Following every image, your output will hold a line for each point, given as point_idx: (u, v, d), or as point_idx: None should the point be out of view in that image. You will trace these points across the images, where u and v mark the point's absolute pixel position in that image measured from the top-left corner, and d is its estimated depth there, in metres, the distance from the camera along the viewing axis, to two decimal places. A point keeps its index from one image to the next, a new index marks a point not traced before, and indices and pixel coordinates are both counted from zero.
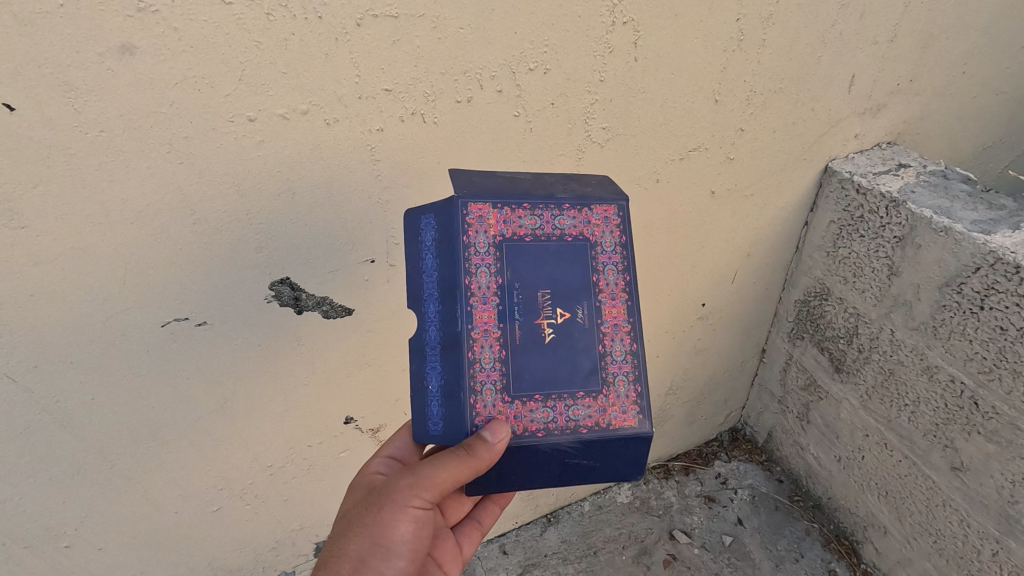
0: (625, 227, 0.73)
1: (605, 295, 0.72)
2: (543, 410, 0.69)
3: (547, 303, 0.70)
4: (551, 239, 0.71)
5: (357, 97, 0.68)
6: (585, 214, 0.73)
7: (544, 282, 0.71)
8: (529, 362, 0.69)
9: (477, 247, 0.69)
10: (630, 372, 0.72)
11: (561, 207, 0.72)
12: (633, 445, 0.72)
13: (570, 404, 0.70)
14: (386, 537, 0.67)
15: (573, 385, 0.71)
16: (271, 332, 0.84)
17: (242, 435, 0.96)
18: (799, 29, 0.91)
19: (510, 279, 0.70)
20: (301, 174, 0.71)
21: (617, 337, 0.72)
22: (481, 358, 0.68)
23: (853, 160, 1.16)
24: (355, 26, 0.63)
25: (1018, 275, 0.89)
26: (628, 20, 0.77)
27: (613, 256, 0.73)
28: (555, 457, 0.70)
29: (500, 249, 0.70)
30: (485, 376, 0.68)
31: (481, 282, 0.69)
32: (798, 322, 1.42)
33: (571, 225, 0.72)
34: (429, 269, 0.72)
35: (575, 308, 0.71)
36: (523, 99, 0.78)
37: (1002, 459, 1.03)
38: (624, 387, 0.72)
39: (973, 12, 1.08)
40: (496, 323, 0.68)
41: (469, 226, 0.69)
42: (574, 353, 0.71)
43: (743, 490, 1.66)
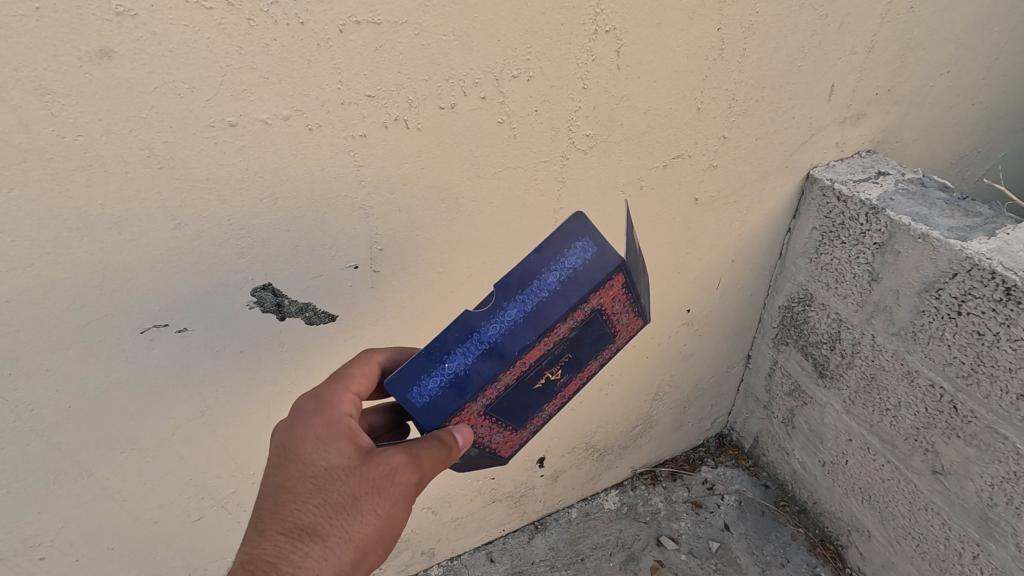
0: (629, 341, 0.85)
1: (580, 376, 0.85)
2: (484, 426, 0.79)
3: (560, 361, 0.78)
4: (608, 326, 0.78)
5: (340, 103, 0.68)
6: (634, 323, 0.81)
7: (575, 347, 0.78)
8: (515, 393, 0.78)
9: (581, 309, 0.73)
10: (537, 427, 0.88)
11: (635, 310, 0.79)
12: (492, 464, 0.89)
13: (497, 431, 0.82)
14: (386, 532, 0.68)
15: (511, 420, 0.82)
16: (254, 339, 0.84)
17: (223, 443, 0.94)
18: (779, 39, 0.93)
19: (569, 335, 0.75)
20: (284, 180, 0.70)
21: (552, 402, 0.86)
22: (500, 379, 0.74)
23: (834, 168, 1.18)
24: (337, 32, 0.63)
25: (994, 281, 0.91)
26: (611, 28, 0.78)
27: (611, 354, 0.85)
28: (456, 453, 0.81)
29: (587, 315, 0.74)
30: (489, 391, 0.74)
31: (558, 331, 0.73)
32: (782, 328, 1.43)
33: (623, 324, 0.80)
34: (542, 283, 0.69)
35: (565, 373, 0.81)
36: (507, 105, 0.78)
37: (981, 463, 1.04)
38: (525, 434, 0.88)
39: (949, 24, 1.10)
40: (530, 359, 0.74)
41: (597, 291, 0.72)
42: (532, 398, 0.81)
43: (730, 496, 1.67)
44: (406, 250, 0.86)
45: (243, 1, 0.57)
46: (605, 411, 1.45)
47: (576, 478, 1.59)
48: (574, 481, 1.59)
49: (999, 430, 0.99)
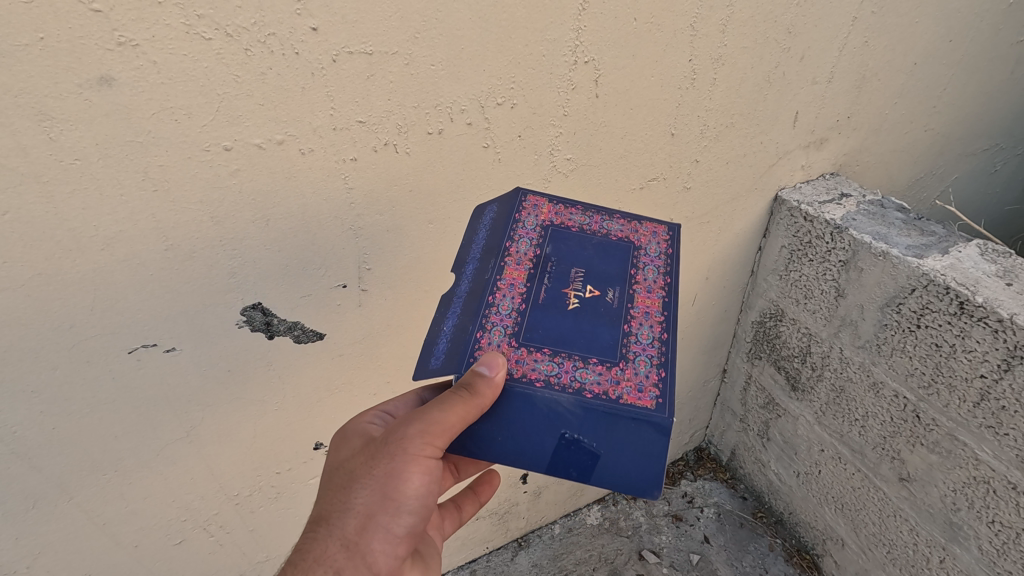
0: (669, 239, 0.82)
1: (640, 287, 0.77)
2: (548, 362, 0.69)
3: (577, 279, 0.76)
4: (596, 234, 0.82)
5: (332, 128, 0.70)
6: (633, 225, 0.84)
7: (579, 264, 0.78)
8: (546, 322, 0.72)
9: (526, 225, 0.81)
10: (653, 354, 0.71)
11: (611, 216, 0.84)
12: (641, 428, 0.67)
13: (579, 366, 0.69)
14: (398, 491, 0.63)
15: (588, 350, 0.70)
16: (241, 358, 0.84)
17: (208, 463, 0.94)
18: (746, 69, 0.99)
19: (549, 253, 0.78)
20: (276, 203, 0.72)
21: (643, 322, 0.73)
22: (499, 304, 0.72)
23: (800, 190, 1.25)
24: (331, 62, 0.66)
25: (948, 296, 0.97)
26: (589, 60, 0.83)
27: (656, 260, 0.80)
28: (552, 421, 0.67)
29: (545, 231, 0.80)
30: (498, 319, 0.71)
31: (520, 250, 0.78)
32: (756, 343, 1.48)
33: (617, 228, 0.83)
34: (480, 240, 0.83)
35: (605, 289, 0.76)
36: (491, 131, 0.82)
37: (944, 469, 1.10)
38: (644, 367, 0.70)
39: (901, 56, 1.18)
40: (522, 281, 0.75)
41: (524, 211, 0.83)
42: (597, 325, 0.72)
43: (709, 508, 1.70)
44: (395, 269, 0.88)
45: (241, 32, 0.60)
46: None
47: (559, 494, 1.61)
48: (557, 497, 1.61)
49: (959, 437, 1.04)
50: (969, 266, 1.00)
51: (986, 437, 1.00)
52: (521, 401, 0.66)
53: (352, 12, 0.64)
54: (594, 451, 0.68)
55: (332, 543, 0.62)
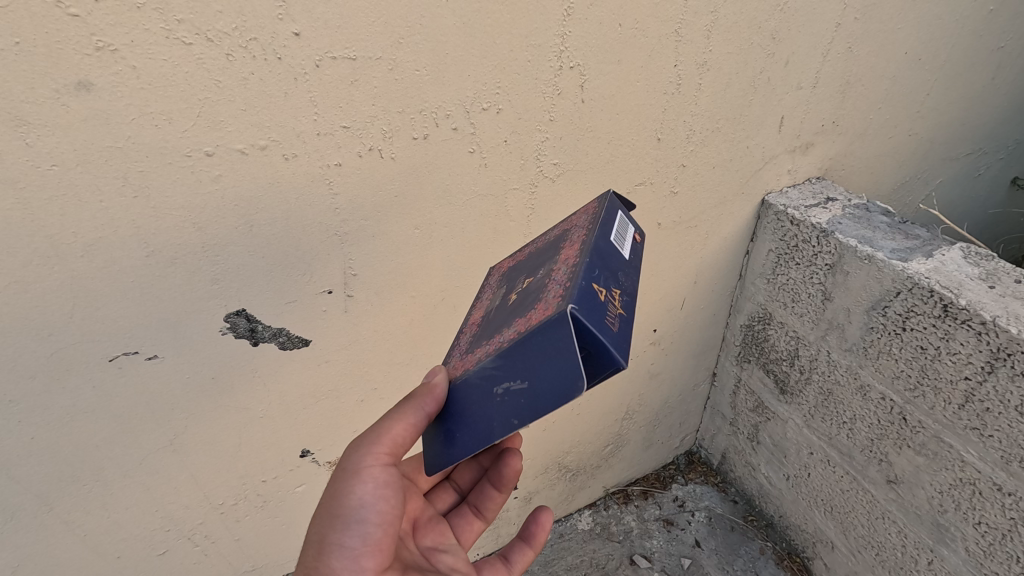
0: (602, 201, 0.72)
1: (568, 247, 0.67)
2: (483, 349, 0.64)
3: (519, 284, 0.71)
4: (545, 242, 0.76)
5: (316, 133, 0.70)
6: (571, 219, 0.76)
7: (525, 272, 0.73)
8: (490, 328, 0.67)
9: (492, 281, 0.82)
10: (564, 282, 0.59)
11: (554, 226, 0.78)
12: (552, 339, 0.54)
13: (503, 333, 0.61)
14: (342, 505, 0.68)
15: (510, 317, 0.62)
16: (225, 366, 0.83)
17: (192, 472, 0.93)
18: (731, 75, 0.99)
19: (504, 283, 0.77)
20: (260, 209, 0.72)
21: (563, 267, 0.62)
22: (462, 344, 0.73)
23: (787, 194, 1.26)
24: (314, 67, 0.65)
25: (933, 299, 0.98)
26: (574, 65, 0.83)
27: (585, 224, 0.70)
28: (485, 386, 0.60)
29: (504, 272, 0.80)
30: (460, 351, 0.71)
31: (484, 298, 0.79)
32: (744, 346, 1.49)
33: (558, 231, 0.76)
34: None
35: (538, 272, 0.68)
36: (477, 136, 0.82)
37: (931, 471, 1.10)
38: (552, 294, 0.58)
39: (885, 62, 1.20)
40: (479, 317, 0.74)
41: (492, 274, 0.83)
42: (525, 297, 0.65)
43: (700, 512, 1.70)
44: (381, 275, 0.88)
45: (222, 37, 0.59)
46: (578, 430, 1.47)
47: (550, 500, 1.60)
48: (548, 502, 1.60)
49: (945, 439, 1.05)
50: (953, 269, 1.01)
51: (972, 439, 1.01)
52: (464, 393, 0.63)
53: (336, 17, 0.64)
54: (522, 387, 0.57)
55: (301, 574, 0.67)
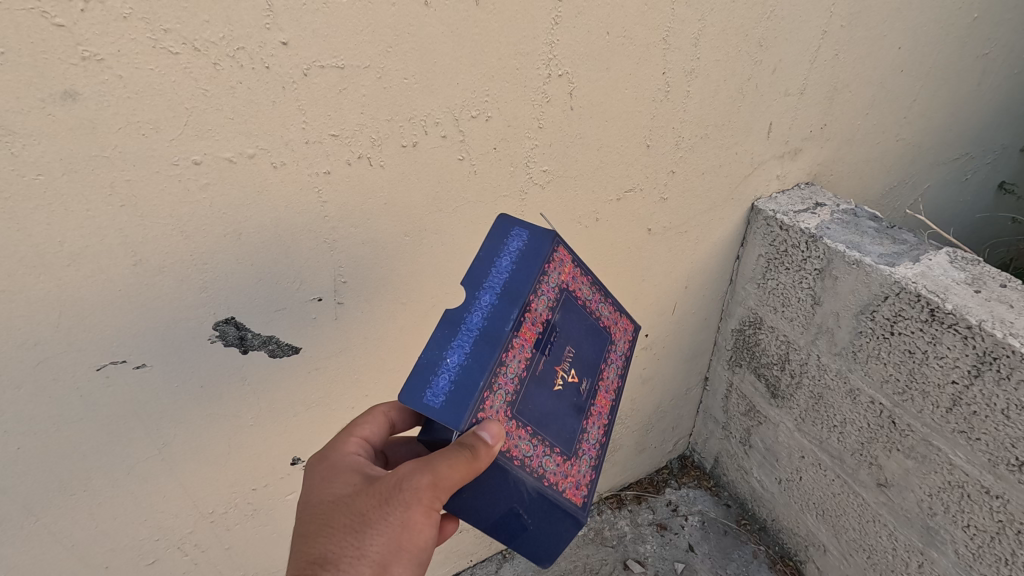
0: (632, 343, 0.87)
1: (603, 384, 0.80)
2: (527, 443, 0.68)
3: (568, 359, 0.75)
4: (593, 313, 0.80)
5: (304, 141, 0.70)
6: (615, 315, 0.85)
7: (573, 340, 0.76)
8: (535, 395, 0.70)
9: (551, 280, 0.73)
10: (592, 458, 0.77)
11: (603, 298, 0.83)
12: (567, 524, 0.73)
13: (546, 454, 0.70)
14: (411, 539, 0.63)
15: (552, 437, 0.71)
16: (215, 373, 0.83)
17: (181, 481, 0.92)
18: (719, 82, 1.00)
19: (557, 318, 0.73)
20: (248, 217, 0.72)
21: (595, 423, 0.78)
22: (509, 364, 0.66)
23: (776, 199, 1.26)
24: (301, 76, 0.66)
25: (919, 303, 0.99)
26: (563, 73, 0.83)
27: (618, 360, 0.84)
28: (514, 495, 0.69)
29: (562, 292, 0.75)
30: (505, 382, 0.65)
31: (541, 306, 0.71)
32: (736, 350, 1.50)
33: (606, 315, 0.83)
34: (502, 267, 0.71)
35: (583, 377, 0.77)
36: (466, 144, 0.82)
37: (920, 474, 1.11)
38: (584, 467, 0.75)
39: (871, 69, 1.21)
40: (533, 344, 0.69)
41: (550, 268, 0.73)
42: (567, 411, 0.74)
43: (694, 516, 1.70)
44: (371, 282, 0.88)
45: (209, 47, 0.59)
46: None
47: None
48: None
49: (933, 442, 1.06)
50: (939, 273, 1.02)
51: (959, 442, 1.01)
52: (496, 475, 0.66)
53: (324, 27, 0.64)
54: (526, 525, 0.72)
55: None
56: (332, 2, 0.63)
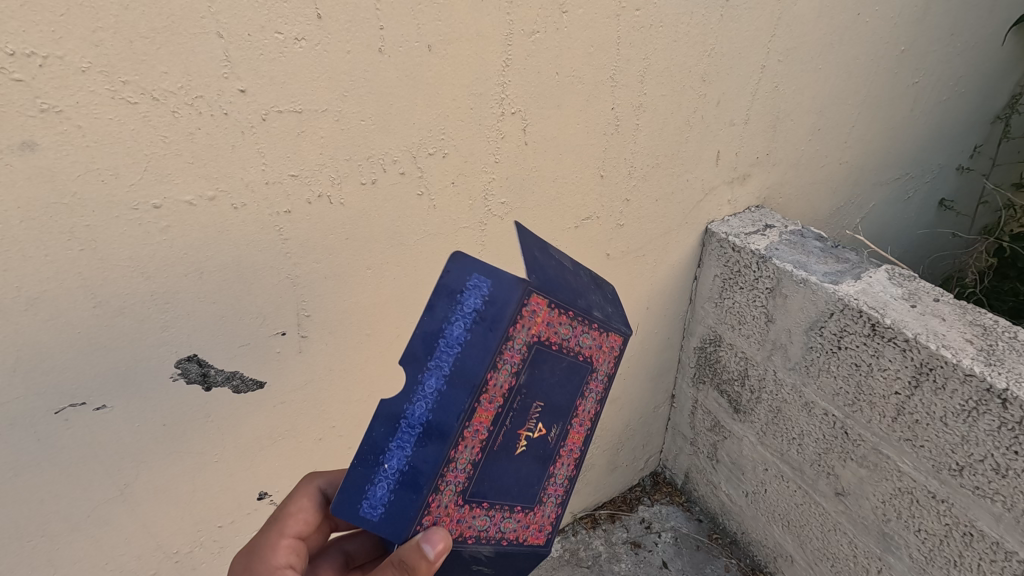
0: (620, 359, 0.77)
1: (577, 420, 0.77)
2: (482, 518, 0.71)
3: (535, 416, 0.71)
4: (568, 354, 0.71)
5: (264, 182, 0.73)
6: (601, 338, 0.74)
7: (540, 395, 0.70)
8: (494, 470, 0.69)
9: (513, 344, 0.65)
10: (559, 494, 0.79)
11: (589, 326, 0.72)
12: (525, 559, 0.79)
13: (505, 517, 0.74)
14: None
15: (516, 499, 0.74)
16: (178, 411, 0.83)
17: (144, 522, 0.91)
18: (666, 114, 1.06)
19: (525, 382, 0.67)
20: (209, 256, 0.74)
21: (564, 461, 0.78)
22: (458, 460, 0.65)
23: (728, 222, 1.33)
24: (260, 120, 0.68)
25: (862, 319, 1.05)
26: (516, 111, 0.88)
27: (597, 386, 0.77)
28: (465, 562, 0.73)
29: (529, 352, 0.66)
30: (454, 477, 0.65)
31: (498, 380, 0.65)
32: (698, 367, 1.54)
33: (589, 345, 0.73)
34: (453, 341, 0.62)
35: (552, 426, 0.74)
36: (425, 179, 0.85)
37: (873, 482, 1.16)
38: (550, 506, 0.78)
39: (809, 100, 1.29)
40: (486, 426, 0.66)
41: (512, 322, 0.64)
42: (530, 468, 0.74)
43: (666, 533, 1.72)
44: (335, 314, 0.89)
45: (168, 96, 0.62)
46: None
47: None
48: None
49: (883, 450, 1.11)
50: (878, 290, 1.09)
51: (906, 450, 1.07)
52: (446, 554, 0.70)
53: (280, 75, 0.67)
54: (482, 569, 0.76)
55: None
56: (288, 51, 0.66)
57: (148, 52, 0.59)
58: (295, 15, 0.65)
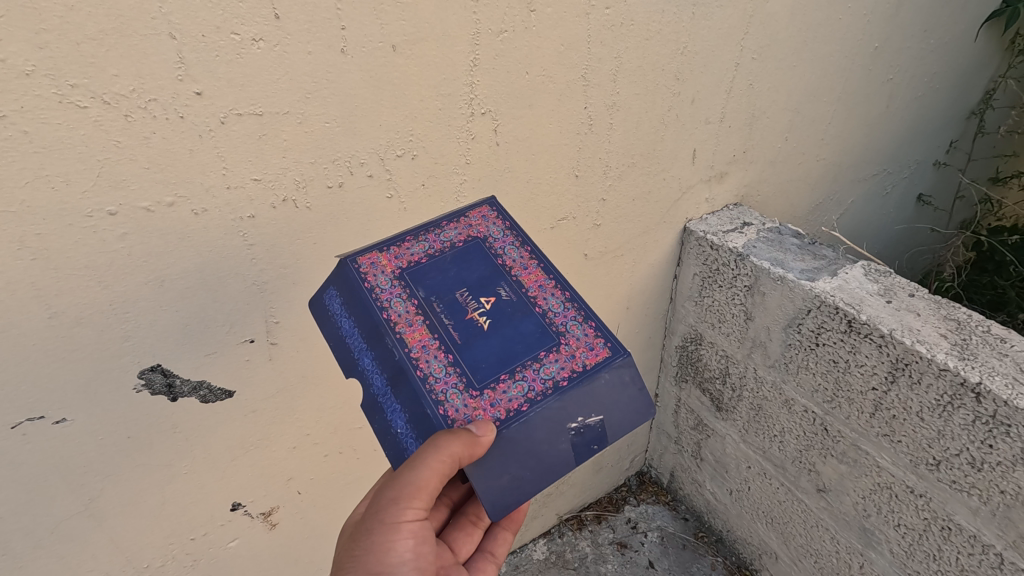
0: (500, 215, 0.88)
1: (517, 270, 0.82)
2: (516, 386, 0.73)
3: (469, 300, 0.78)
4: (445, 250, 0.83)
5: (226, 187, 0.71)
6: (464, 223, 0.87)
7: (456, 286, 0.79)
8: (478, 353, 0.74)
9: (381, 285, 0.78)
10: (574, 314, 0.79)
11: (441, 226, 0.86)
12: (616, 374, 0.77)
13: (537, 368, 0.74)
14: (386, 559, 0.68)
15: (530, 352, 0.75)
16: (144, 422, 0.81)
17: (112, 537, 0.88)
18: (640, 113, 1.05)
19: (424, 296, 0.78)
20: (171, 264, 0.72)
21: (547, 293, 0.80)
22: (431, 370, 0.72)
23: (706, 220, 1.33)
24: (219, 124, 0.67)
25: (839, 315, 1.05)
26: (486, 111, 0.87)
27: (506, 238, 0.85)
28: (555, 420, 0.73)
29: (402, 278, 0.79)
30: (444, 384, 0.71)
31: (398, 311, 0.76)
32: (681, 366, 1.53)
33: (455, 235, 0.85)
34: (347, 327, 0.77)
35: (496, 291, 0.80)
36: (394, 182, 0.84)
37: (853, 478, 1.16)
38: (577, 329, 0.78)
39: (785, 97, 1.29)
40: (429, 337, 0.74)
41: (367, 275, 0.78)
42: (516, 324, 0.77)
43: (653, 532, 1.72)
44: (305, 321, 0.87)
45: (120, 100, 0.60)
46: None
47: None
48: None
49: (862, 446, 1.11)
50: (854, 286, 1.09)
51: (884, 445, 1.07)
52: (523, 432, 0.71)
53: (238, 76, 0.65)
54: (599, 417, 0.76)
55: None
56: (246, 52, 0.64)
57: (96, 54, 0.57)
58: (252, 16, 0.63)
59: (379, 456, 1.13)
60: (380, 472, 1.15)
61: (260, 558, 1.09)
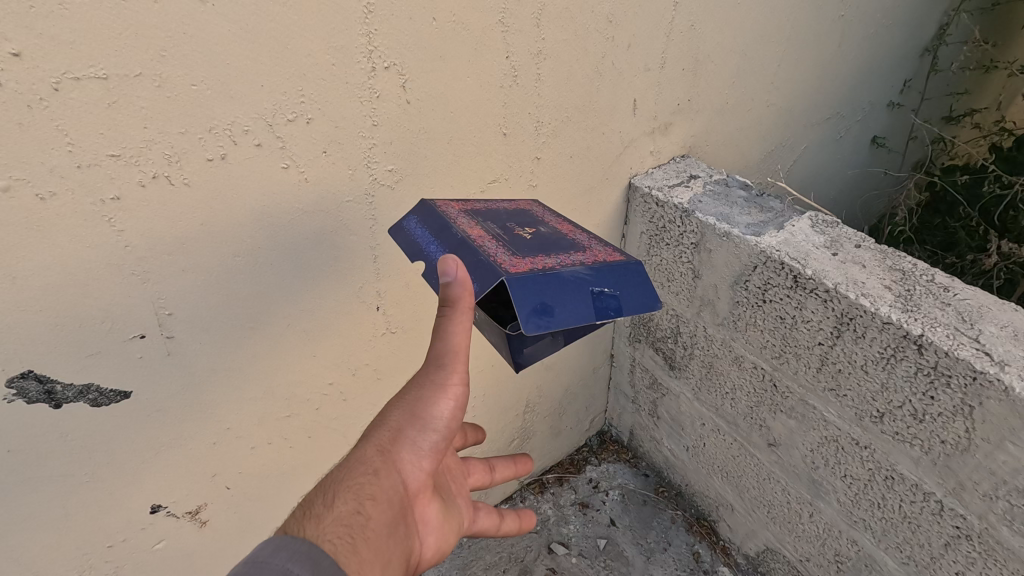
0: (543, 205, 0.98)
1: (559, 223, 0.88)
2: (552, 257, 0.71)
3: (519, 225, 0.82)
4: (499, 208, 0.90)
5: (76, 165, 0.61)
6: (515, 202, 0.97)
7: (507, 218, 0.84)
8: (523, 241, 0.74)
9: (444, 205, 0.83)
10: (602, 244, 0.81)
11: (496, 202, 0.94)
12: (642, 279, 0.76)
13: (570, 255, 0.74)
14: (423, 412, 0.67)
15: (565, 248, 0.76)
16: (26, 433, 0.73)
17: (13, 554, 0.81)
18: (571, 62, 0.97)
19: (481, 216, 0.82)
20: (21, 258, 0.62)
21: (581, 235, 0.84)
22: (484, 240, 0.72)
23: (652, 175, 1.26)
24: (52, 91, 0.56)
25: (784, 271, 1.01)
26: (390, 65, 0.77)
27: (550, 214, 0.93)
28: (580, 284, 0.69)
29: (462, 207, 0.85)
30: (492, 245, 0.70)
31: (459, 216, 0.79)
32: (634, 326, 1.50)
33: (508, 205, 0.94)
34: (412, 232, 0.79)
35: (539, 226, 0.84)
36: (288, 151, 0.74)
37: (802, 431, 1.15)
38: (601, 248, 0.80)
39: (730, 40, 1.21)
40: (484, 228, 0.76)
41: (438, 201, 0.84)
42: (558, 239, 0.79)
43: (614, 491, 1.73)
44: (204, 310, 0.79)
45: None
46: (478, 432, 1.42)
47: None
48: None
49: (810, 401, 1.10)
50: (800, 239, 1.05)
51: (830, 399, 1.06)
52: (552, 279, 0.67)
53: (67, 33, 0.55)
54: (616, 294, 0.72)
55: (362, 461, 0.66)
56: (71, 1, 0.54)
57: None
58: None
59: (315, 443, 1.07)
60: (318, 458, 1.10)
61: (194, 557, 1.03)
